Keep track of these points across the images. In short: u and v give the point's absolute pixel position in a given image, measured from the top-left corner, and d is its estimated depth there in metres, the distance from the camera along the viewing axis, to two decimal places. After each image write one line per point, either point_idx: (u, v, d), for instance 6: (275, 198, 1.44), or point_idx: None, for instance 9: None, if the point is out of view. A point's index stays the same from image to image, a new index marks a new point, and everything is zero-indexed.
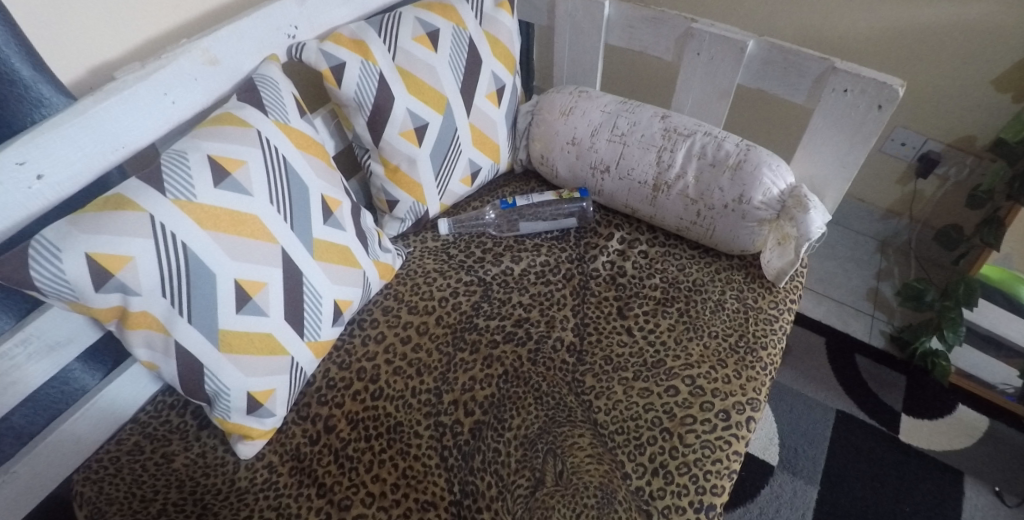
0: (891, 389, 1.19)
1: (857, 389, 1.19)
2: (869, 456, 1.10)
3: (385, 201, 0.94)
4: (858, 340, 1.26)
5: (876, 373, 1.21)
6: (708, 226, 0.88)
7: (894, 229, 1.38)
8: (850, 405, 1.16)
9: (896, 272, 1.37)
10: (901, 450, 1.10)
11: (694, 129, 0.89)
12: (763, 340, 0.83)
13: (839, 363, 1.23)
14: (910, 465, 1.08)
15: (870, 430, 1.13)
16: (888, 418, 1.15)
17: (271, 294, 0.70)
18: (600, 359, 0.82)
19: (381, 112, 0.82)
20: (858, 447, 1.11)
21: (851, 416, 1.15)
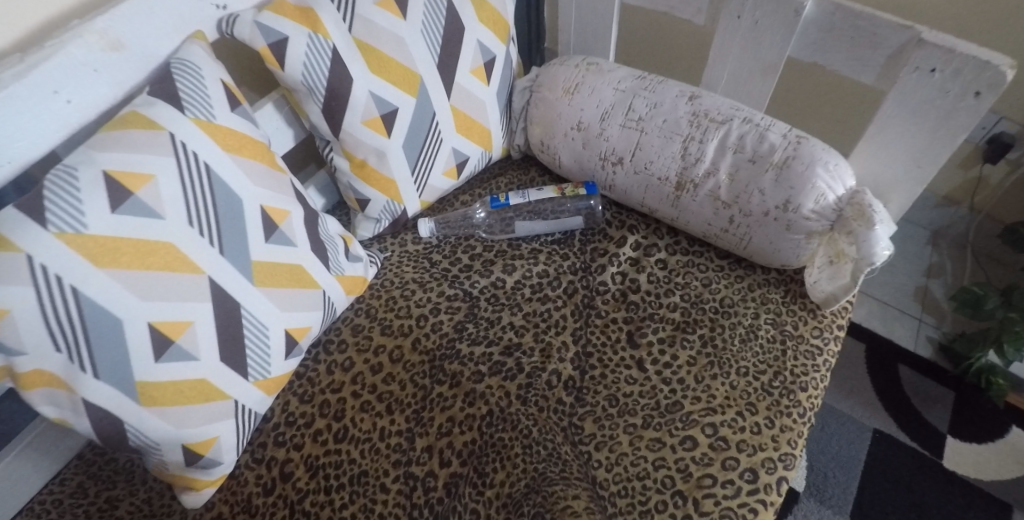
0: (936, 406, 1.06)
1: (897, 405, 1.07)
2: (908, 484, 0.99)
3: (354, 200, 0.80)
4: (902, 348, 1.13)
5: (921, 387, 1.09)
6: (744, 237, 0.72)
7: (949, 219, 1.20)
8: (890, 425, 1.05)
9: (949, 269, 1.21)
10: (943, 478, 0.99)
11: (730, 114, 0.71)
12: (803, 379, 0.69)
13: (879, 374, 1.11)
14: (952, 495, 0.97)
15: (909, 453, 1.02)
16: (931, 440, 1.03)
17: (200, 335, 0.58)
18: (604, 398, 0.68)
19: (338, 97, 0.67)
20: (894, 473, 1.00)
21: (888, 436, 1.04)
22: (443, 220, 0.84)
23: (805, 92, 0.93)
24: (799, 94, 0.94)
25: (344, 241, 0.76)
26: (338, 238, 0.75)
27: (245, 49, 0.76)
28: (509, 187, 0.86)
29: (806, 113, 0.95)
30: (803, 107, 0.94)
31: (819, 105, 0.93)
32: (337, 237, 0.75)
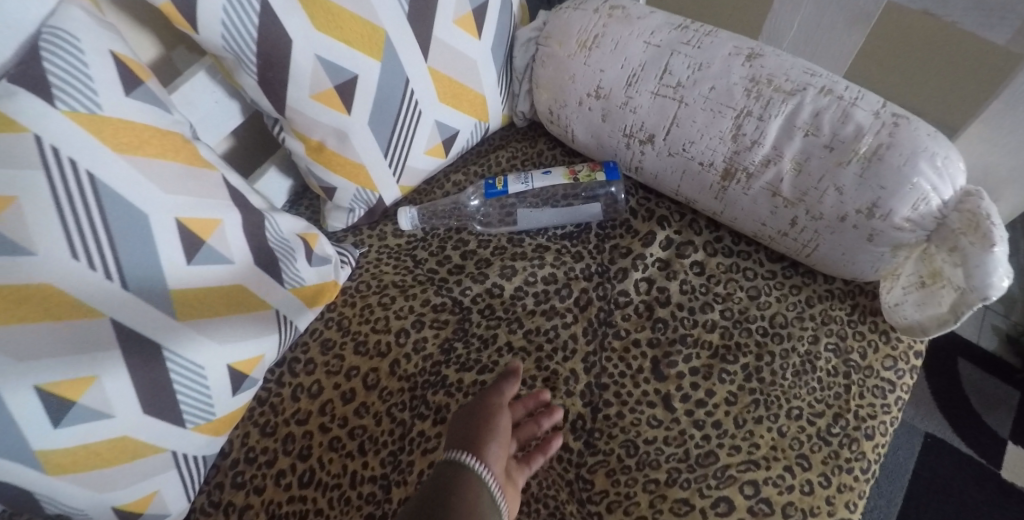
0: (998, 407, 0.94)
1: (952, 406, 0.95)
2: (962, 497, 0.88)
3: (319, 187, 0.65)
4: (961, 340, 1.00)
5: (981, 385, 0.96)
6: (809, 244, 0.56)
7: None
8: (942, 428, 0.94)
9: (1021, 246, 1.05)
10: (1001, 490, 0.88)
11: (801, 81, 0.53)
12: (869, 425, 0.56)
13: (934, 369, 0.98)
14: (1012, 510, 0.87)
15: (963, 461, 0.91)
16: (989, 446, 0.92)
17: (111, 389, 0.46)
18: (620, 446, 0.55)
19: (275, 64, 0.51)
20: (946, 483, 0.89)
21: (941, 442, 0.93)
22: (429, 210, 0.70)
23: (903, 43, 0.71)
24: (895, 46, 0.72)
25: (306, 242, 0.62)
26: (297, 241, 0.60)
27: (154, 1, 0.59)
28: (509, 167, 0.69)
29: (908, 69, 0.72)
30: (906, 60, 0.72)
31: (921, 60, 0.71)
32: (296, 240, 0.60)
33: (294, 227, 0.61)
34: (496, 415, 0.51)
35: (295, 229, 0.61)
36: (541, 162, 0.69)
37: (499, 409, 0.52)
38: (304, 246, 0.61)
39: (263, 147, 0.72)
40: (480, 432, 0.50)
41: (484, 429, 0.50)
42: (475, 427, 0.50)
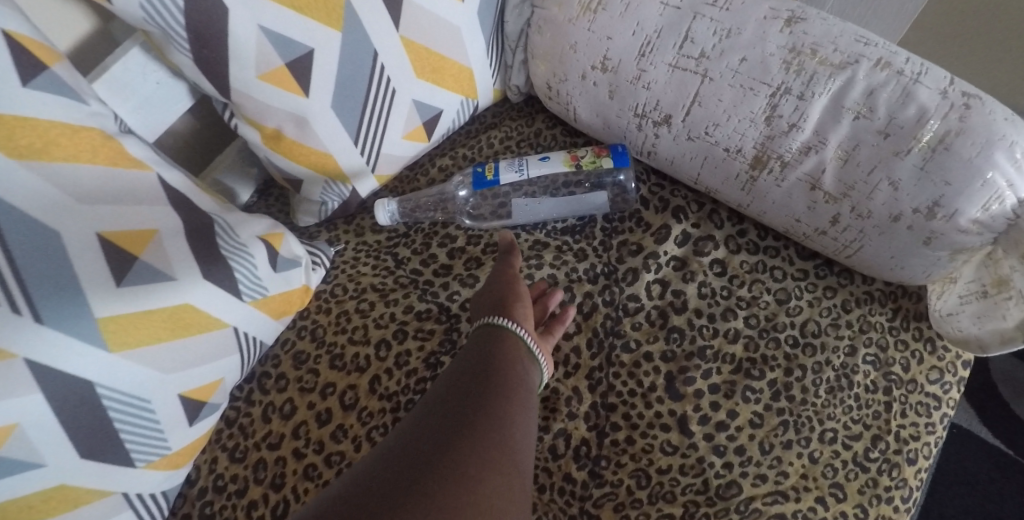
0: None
1: (981, 395, 0.89)
2: (990, 493, 0.82)
3: (284, 179, 0.57)
4: None
5: (1012, 374, 0.89)
6: (852, 244, 0.48)
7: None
8: (970, 419, 0.88)
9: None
10: None
11: (852, 52, 0.44)
12: (911, 448, 0.49)
13: None
14: None
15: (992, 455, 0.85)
16: None
17: (35, 435, 0.39)
18: (630, 476, 0.48)
19: (209, 40, 0.42)
20: (972, 478, 0.84)
21: (969, 434, 0.87)
22: (411, 203, 0.61)
23: None
24: None
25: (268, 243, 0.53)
26: (255, 243, 0.52)
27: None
28: (501, 154, 0.60)
29: None
30: None
31: None
32: (255, 243, 0.52)
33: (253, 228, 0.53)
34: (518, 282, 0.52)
35: (255, 230, 0.53)
36: (539, 148, 0.60)
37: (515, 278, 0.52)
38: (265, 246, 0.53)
39: (224, 133, 0.64)
40: (511, 296, 0.50)
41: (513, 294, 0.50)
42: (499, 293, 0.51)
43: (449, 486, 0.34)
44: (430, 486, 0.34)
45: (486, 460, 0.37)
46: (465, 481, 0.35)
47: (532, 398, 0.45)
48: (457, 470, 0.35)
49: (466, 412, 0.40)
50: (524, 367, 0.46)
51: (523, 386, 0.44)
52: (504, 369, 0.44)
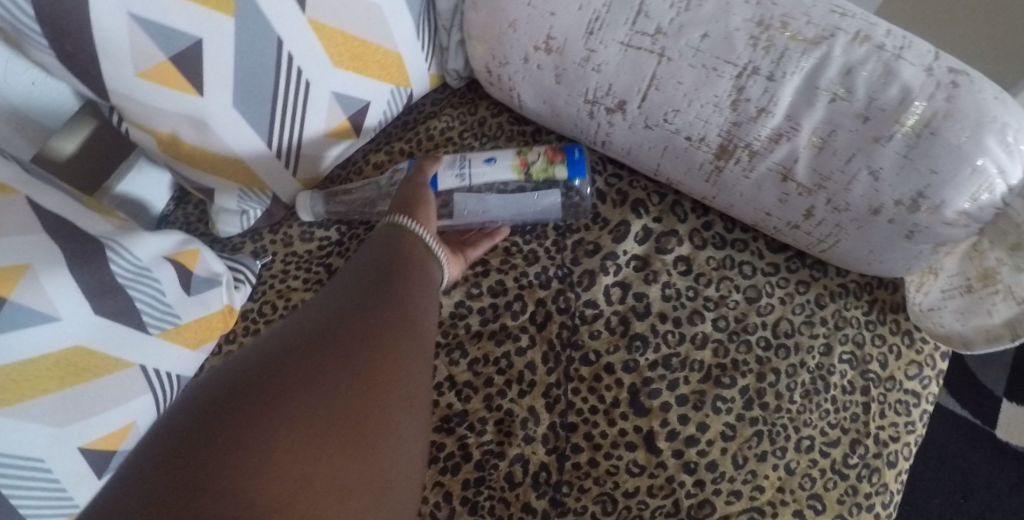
0: (994, 366, 0.87)
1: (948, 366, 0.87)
2: (959, 464, 0.81)
3: (194, 187, 0.50)
4: None
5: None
6: (827, 238, 0.44)
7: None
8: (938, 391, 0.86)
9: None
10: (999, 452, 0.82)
11: (825, 24, 0.39)
12: (891, 452, 0.46)
13: None
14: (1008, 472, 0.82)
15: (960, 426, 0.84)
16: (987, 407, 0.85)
17: None
18: (595, 502, 0.45)
19: (68, 32, 0.35)
20: (940, 451, 0.83)
21: (937, 406, 0.85)
22: (339, 207, 0.54)
23: None
24: None
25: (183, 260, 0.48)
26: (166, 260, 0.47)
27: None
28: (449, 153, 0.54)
29: None
30: None
31: None
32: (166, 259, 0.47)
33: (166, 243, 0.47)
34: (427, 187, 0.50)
35: (167, 245, 0.47)
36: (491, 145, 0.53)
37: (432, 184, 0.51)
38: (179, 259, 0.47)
39: None
40: (413, 197, 0.49)
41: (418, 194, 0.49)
42: (408, 196, 0.49)
43: (316, 365, 0.35)
44: (308, 358, 0.35)
45: (361, 338, 0.38)
46: (347, 349, 0.37)
47: (430, 290, 0.45)
48: (328, 348, 0.36)
49: (348, 299, 0.41)
50: (423, 260, 0.46)
51: (422, 279, 0.45)
52: (400, 264, 0.44)
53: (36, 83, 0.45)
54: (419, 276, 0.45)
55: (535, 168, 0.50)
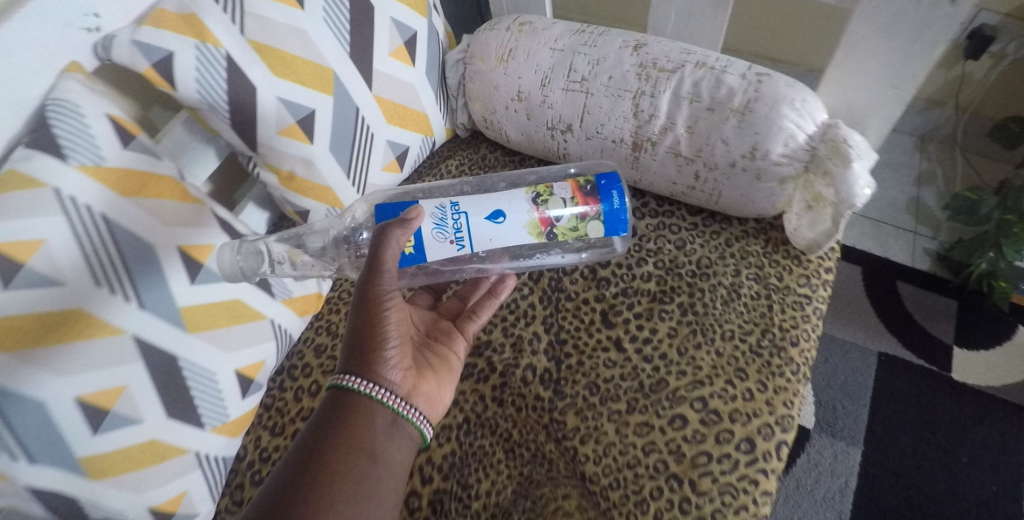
0: (938, 320, 1.03)
1: (901, 325, 1.03)
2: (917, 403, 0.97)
3: (295, 213, 0.72)
4: (900, 265, 1.09)
5: (923, 303, 1.05)
6: (714, 193, 0.67)
7: (936, 122, 1.16)
8: (894, 345, 1.02)
9: (939, 174, 1.17)
10: (954, 389, 0.97)
11: (680, 60, 0.64)
12: (793, 335, 0.65)
13: (881, 295, 1.06)
14: (965, 405, 0.96)
15: (917, 371, 1.00)
16: (940, 354, 1.01)
17: (137, 396, 0.54)
18: (584, 388, 0.64)
19: (244, 110, 0.60)
20: (904, 393, 0.98)
21: (895, 358, 1.01)
22: None
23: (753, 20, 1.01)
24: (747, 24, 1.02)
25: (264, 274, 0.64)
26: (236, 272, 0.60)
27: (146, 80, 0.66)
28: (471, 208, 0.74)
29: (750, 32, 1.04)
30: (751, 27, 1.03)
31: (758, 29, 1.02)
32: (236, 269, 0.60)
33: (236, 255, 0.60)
34: (382, 296, 0.53)
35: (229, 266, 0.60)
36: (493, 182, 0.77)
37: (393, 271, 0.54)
38: (248, 268, 0.60)
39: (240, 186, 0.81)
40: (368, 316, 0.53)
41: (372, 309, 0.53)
42: (369, 313, 0.53)
43: None
44: None
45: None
46: None
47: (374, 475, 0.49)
48: None
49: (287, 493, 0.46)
50: (383, 423, 0.52)
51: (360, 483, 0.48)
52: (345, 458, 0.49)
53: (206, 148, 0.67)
54: (370, 454, 0.50)
55: (561, 228, 0.60)
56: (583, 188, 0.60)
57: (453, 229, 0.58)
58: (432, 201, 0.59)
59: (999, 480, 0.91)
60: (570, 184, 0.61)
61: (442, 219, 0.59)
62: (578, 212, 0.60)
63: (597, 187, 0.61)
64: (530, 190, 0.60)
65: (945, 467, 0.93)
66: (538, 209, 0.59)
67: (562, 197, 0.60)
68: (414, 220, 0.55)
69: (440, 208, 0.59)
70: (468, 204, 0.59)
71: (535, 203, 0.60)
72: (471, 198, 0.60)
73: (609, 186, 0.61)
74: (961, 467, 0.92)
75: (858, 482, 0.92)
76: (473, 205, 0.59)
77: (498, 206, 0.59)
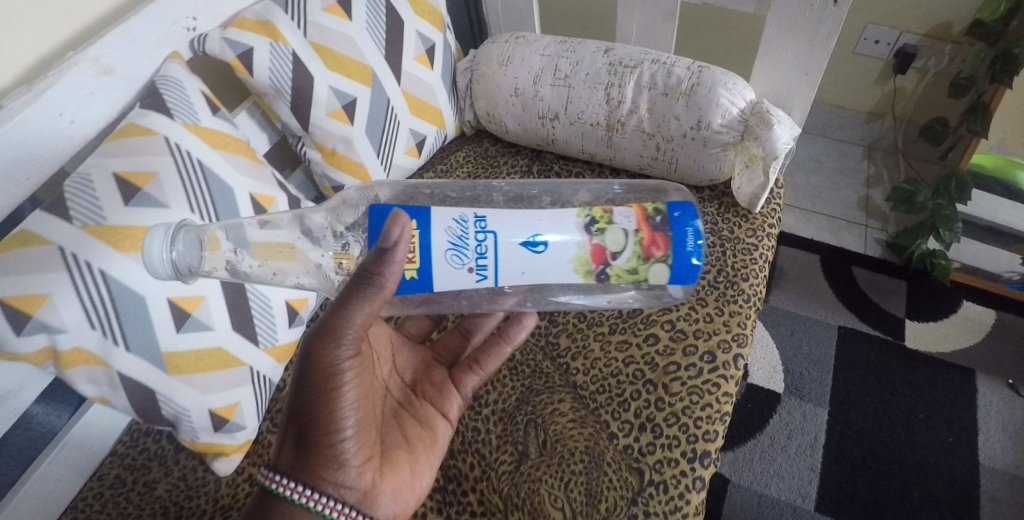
0: (891, 297, 1.17)
1: (858, 302, 1.17)
2: (875, 367, 1.09)
3: (331, 188, 0.87)
4: (854, 253, 1.24)
5: (876, 284, 1.19)
6: (672, 160, 0.83)
7: (879, 132, 1.37)
8: (853, 320, 1.15)
9: (885, 176, 1.35)
10: (908, 355, 1.10)
11: (641, 58, 0.83)
12: (744, 271, 0.79)
13: (838, 278, 1.21)
14: (919, 368, 1.09)
15: (875, 341, 1.12)
16: (895, 326, 1.14)
17: (212, 307, 0.67)
18: (573, 316, 0.79)
19: (303, 94, 0.76)
20: (864, 360, 1.10)
21: (854, 330, 1.14)
22: None
23: (691, 33, 1.23)
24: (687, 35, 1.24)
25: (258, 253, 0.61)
26: (176, 267, 0.54)
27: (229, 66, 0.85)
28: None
29: (689, 45, 1.26)
30: (690, 40, 1.25)
31: (695, 43, 1.25)
32: (173, 265, 0.54)
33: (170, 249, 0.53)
34: (337, 366, 0.50)
35: (163, 264, 0.53)
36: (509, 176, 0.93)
37: (353, 333, 0.49)
38: (181, 265, 0.54)
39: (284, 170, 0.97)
40: (319, 397, 0.50)
41: (325, 386, 0.50)
42: (318, 397, 0.50)
43: None
44: None
45: None
46: None
47: None
48: None
49: None
50: None
51: None
52: None
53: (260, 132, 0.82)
54: None
55: (617, 265, 0.59)
56: (650, 221, 0.60)
57: (474, 253, 0.57)
58: (448, 214, 0.58)
59: (955, 432, 1.02)
60: (632, 211, 0.60)
61: (460, 239, 0.57)
62: (641, 251, 0.59)
63: (665, 221, 0.60)
64: (584, 215, 0.59)
65: (905, 422, 1.03)
66: (591, 239, 0.58)
67: (621, 228, 0.59)
68: (395, 246, 0.48)
69: (459, 225, 0.57)
70: (496, 223, 0.57)
71: (587, 232, 0.59)
72: (500, 216, 0.58)
73: (677, 222, 0.60)
74: (920, 422, 1.03)
75: (826, 437, 1.03)
76: (502, 226, 0.57)
77: (537, 231, 0.58)
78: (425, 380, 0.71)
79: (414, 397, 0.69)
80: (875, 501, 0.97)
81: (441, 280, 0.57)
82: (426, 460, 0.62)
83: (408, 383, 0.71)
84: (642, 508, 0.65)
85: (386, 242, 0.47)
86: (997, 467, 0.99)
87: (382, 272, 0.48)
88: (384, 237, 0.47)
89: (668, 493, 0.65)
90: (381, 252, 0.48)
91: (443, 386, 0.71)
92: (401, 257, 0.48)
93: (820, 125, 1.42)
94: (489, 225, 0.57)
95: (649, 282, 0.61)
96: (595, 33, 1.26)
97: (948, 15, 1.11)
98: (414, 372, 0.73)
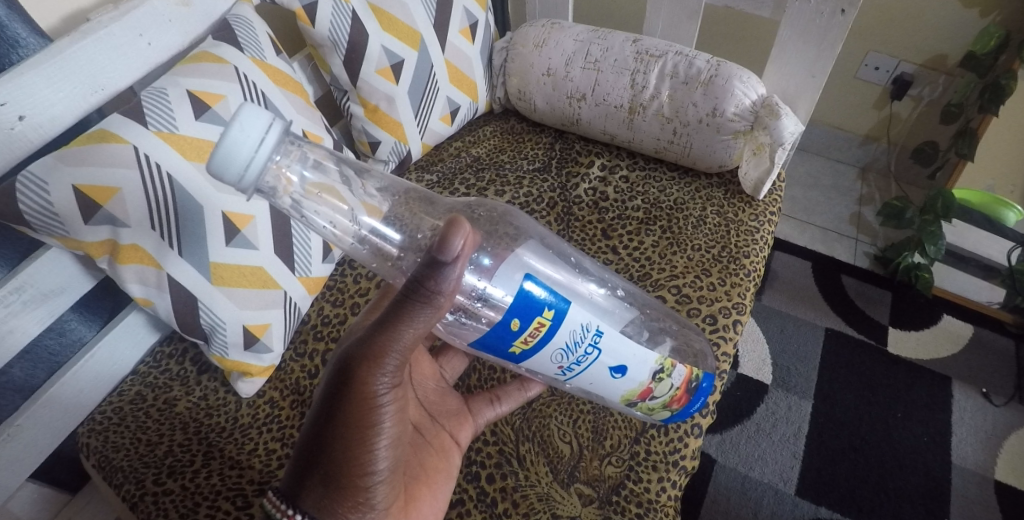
0: (877, 305, 1.25)
1: (846, 307, 1.25)
2: (859, 365, 1.16)
3: (367, 144, 0.92)
4: (845, 262, 1.33)
5: (862, 292, 1.27)
6: (686, 144, 0.90)
7: (873, 155, 1.48)
8: (839, 322, 1.22)
9: (877, 197, 1.46)
10: (890, 358, 1.17)
11: (665, 49, 0.91)
12: (745, 249, 0.85)
13: (827, 283, 1.29)
14: (900, 370, 1.16)
15: (860, 344, 1.19)
16: (879, 332, 1.21)
17: (259, 228, 0.71)
18: None
19: (357, 51, 0.81)
20: (848, 360, 1.17)
21: (840, 332, 1.21)
22: (424, 167, 0.99)
23: (710, 32, 1.33)
24: (707, 33, 1.34)
25: (338, 199, 0.53)
26: (261, 175, 0.42)
27: (291, 17, 0.92)
28: (525, 188, 0.92)
29: (705, 42, 1.36)
30: (707, 38, 1.35)
31: (713, 39, 1.34)
32: (261, 171, 0.42)
33: (265, 151, 0.42)
34: (373, 392, 0.47)
35: (249, 167, 0.41)
36: (533, 151, 1.01)
37: (395, 356, 0.46)
38: (263, 174, 0.43)
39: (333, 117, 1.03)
40: (355, 432, 0.47)
41: (364, 418, 0.47)
42: (355, 431, 0.47)
43: None
44: None
45: None
46: None
47: None
48: None
49: None
50: None
51: None
52: None
53: (308, 83, 0.89)
54: None
55: (647, 403, 0.59)
56: (690, 384, 0.61)
57: (574, 359, 0.52)
58: (581, 314, 0.50)
59: (930, 433, 1.08)
60: (686, 371, 0.60)
61: (574, 343, 0.51)
62: (669, 401, 0.60)
63: (695, 387, 0.62)
64: (658, 362, 0.56)
65: (884, 418, 1.09)
66: (648, 383, 0.56)
67: (673, 383, 0.59)
68: (455, 260, 0.42)
69: (581, 331, 0.51)
70: (609, 342, 0.52)
71: (652, 377, 0.56)
72: (615, 334, 0.52)
73: (700, 394, 0.63)
74: (898, 420, 1.09)
75: (809, 428, 1.08)
76: (611, 347, 0.52)
77: (625, 361, 0.54)
78: (437, 401, 0.69)
79: (429, 420, 0.65)
80: (853, 491, 1.01)
81: (531, 361, 0.52)
82: (446, 493, 0.61)
83: (427, 406, 0.67)
84: (643, 447, 0.70)
85: (443, 254, 0.41)
86: (968, 467, 1.05)
87: (438, 291, 0.43)
88: (443, 250, 0.41)
89: (668, 435, 0.70)
90: (436, 261, 0.41)
91: (463, 414, 0.68)
92: (458, 272, 0.42)
93: (819, 145, 1.54)
94: (603, 341, 0.52)
95: (642, 414, 0.63)
96: (621, 25, 1.36)
97: (942, 47, 1.23)
98: (434, 394, 0.69)
